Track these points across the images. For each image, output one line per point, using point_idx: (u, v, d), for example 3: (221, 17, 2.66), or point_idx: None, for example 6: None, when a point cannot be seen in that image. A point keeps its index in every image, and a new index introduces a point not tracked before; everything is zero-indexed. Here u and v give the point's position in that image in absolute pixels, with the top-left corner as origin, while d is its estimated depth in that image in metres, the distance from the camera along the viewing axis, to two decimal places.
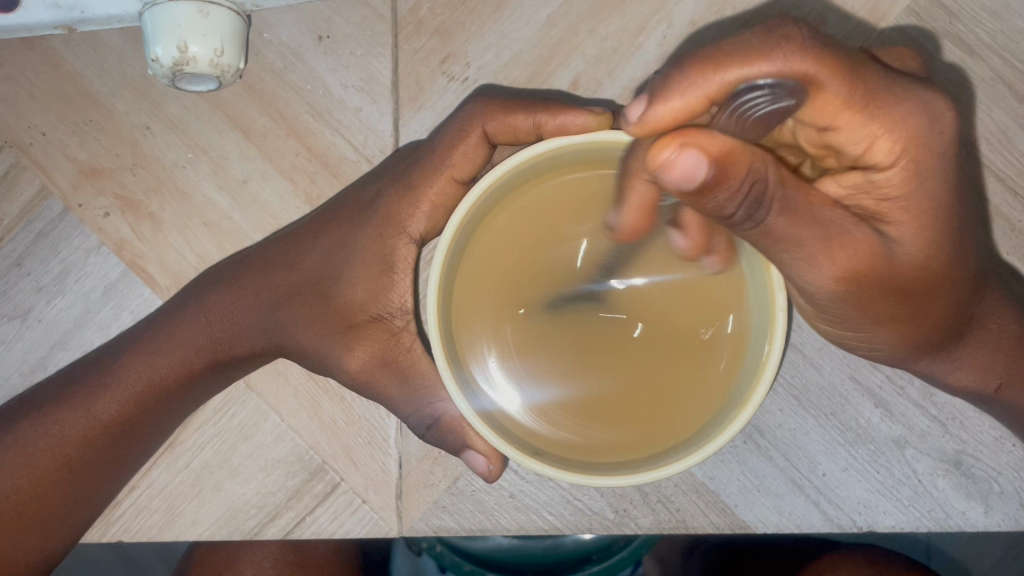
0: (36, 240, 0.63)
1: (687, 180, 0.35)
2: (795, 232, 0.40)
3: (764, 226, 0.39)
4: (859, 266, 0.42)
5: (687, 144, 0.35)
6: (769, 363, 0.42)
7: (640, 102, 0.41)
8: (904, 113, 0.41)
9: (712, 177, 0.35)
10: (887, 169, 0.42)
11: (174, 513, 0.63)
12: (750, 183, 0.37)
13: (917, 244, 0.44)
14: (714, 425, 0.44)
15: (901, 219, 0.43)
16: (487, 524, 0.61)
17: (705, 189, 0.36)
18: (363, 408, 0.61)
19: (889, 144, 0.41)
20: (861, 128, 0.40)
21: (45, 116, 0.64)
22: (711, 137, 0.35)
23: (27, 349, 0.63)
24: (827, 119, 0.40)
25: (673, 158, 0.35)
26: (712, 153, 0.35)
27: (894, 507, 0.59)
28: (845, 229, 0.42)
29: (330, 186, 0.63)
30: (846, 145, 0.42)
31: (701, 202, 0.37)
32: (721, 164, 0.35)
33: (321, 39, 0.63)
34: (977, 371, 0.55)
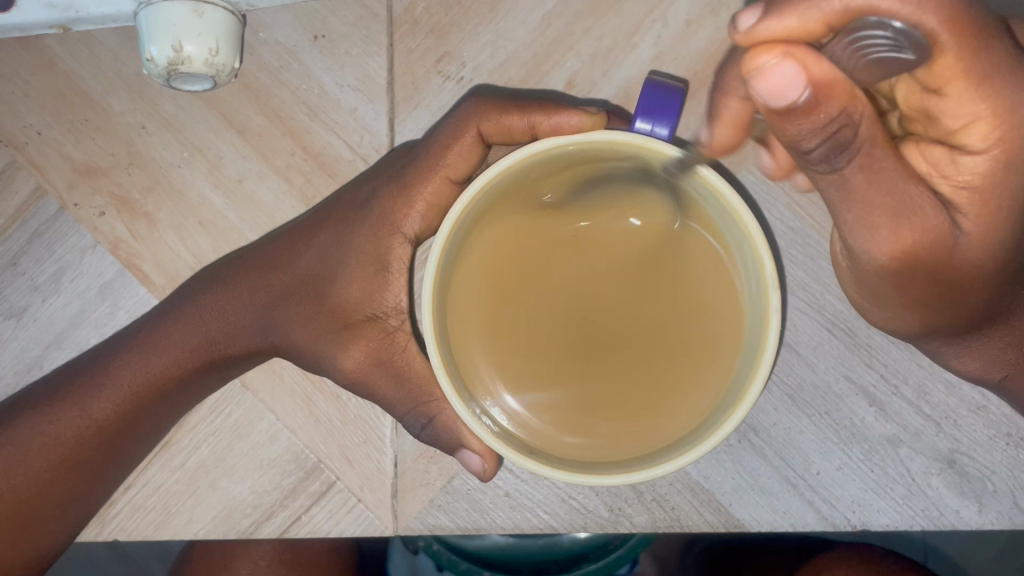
0: (31, 239, 0.63)
1: (779, 96, 0.34)
2: (868, 199, 0.41)
3: (838, 173, 0.39)
4: (917, 247, 0.43)
5: (789, 55, 0.34)
6: (763, 361, 0.43)
7: (753, 13, 0.40)
8: (1022, 99, 0.40)
9: (804, 99, 0.34)
10: (978, 153, 0.42)
11: (170, 512, 0.63)
12: (836, 125, 0.36)
13: (978, 235, 0.44)
14: (709, 424, 0.45)
15: (965, 207, 0.44)
16: (482, 523, 0.61)
17: (790, 114, 0.35)
18: (357, 407, 0.62)
19: (986, 129, 0.41)
20: (967, 104, 0.41)
21: (40, 115, 0.64)
22: (816, 59, 0.34)
23: (23, 348, 0.63)
24: (937, 83, 0.40)
25: (770, 64, 0.34)
26: (813, 74, 0.34)
27: (888, 506, 0.59)
28: (920, 207, 0.42)
29: (325, 186, 0.63)
30: (945, 116, 0.42)
31: (783, 127, 0.36)
32: (818, 88, 0.34)
33: (316, 39, 0.63)
34: (992, 361, 0.56)
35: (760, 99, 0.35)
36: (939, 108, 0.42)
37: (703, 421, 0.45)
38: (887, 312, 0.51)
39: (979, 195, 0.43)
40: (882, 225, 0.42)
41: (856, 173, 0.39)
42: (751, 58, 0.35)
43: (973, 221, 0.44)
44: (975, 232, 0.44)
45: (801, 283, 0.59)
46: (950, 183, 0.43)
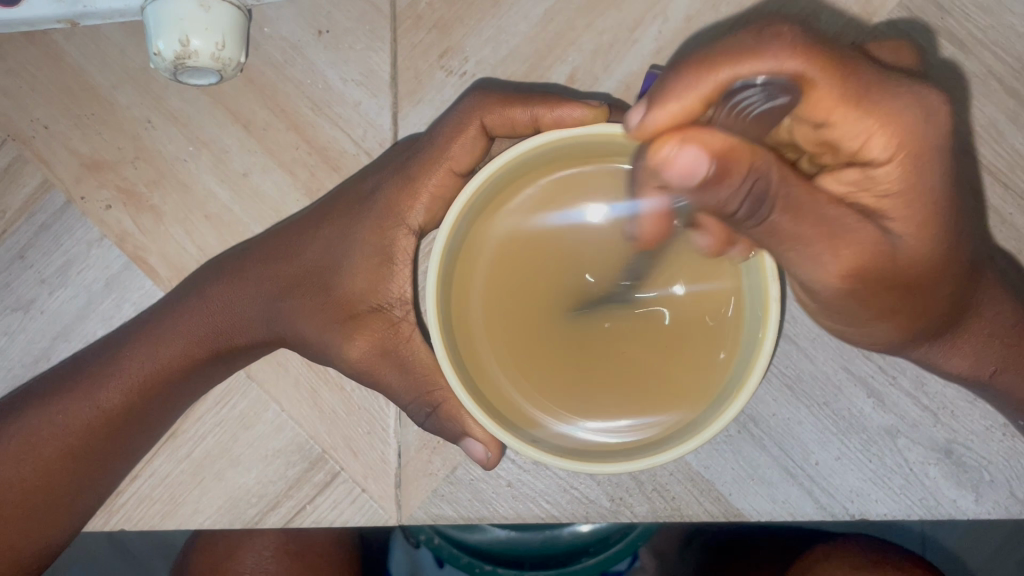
0: (38, 232, 0.64)
1: (688, 177, 0.37)
2: (798, 233, 0.40)
3: (769, 224, 0.40)
4: (864, 262, 0.43)
5: (685, 142, 0.37)
6: (763, 351, 0.43)
7: (640, 108, 0.42)
8: (902, 106, 0.42)
9: (712, 173, 0.37)
10: (884, 164, 0.43)
11: (176, 502, 0.64)
12: (750, 183, 0.37)
13: (915, 240, 0.45)
14: (709, 414, 0.45)
15: (901, 215, 0.44)
16: (485, 513, 0.62)
17: (707, 187, 0.37)
18: (361, 398, 0.62)
19: (885, 139, 0.42)
20: (854, 126, 0.42)
21: (47, 109, 0.64)
22: (711, 133, 0.37)
23: (30, 340, 0.64)
24: (821, 115, 0.42)
25: (672, 155, 0.37)
26: (712, 148, 0.36)
27: (886, 495, 0.60)
28: (850, 228, 0.42)
29: (329, 179, 0.63)
30: (842, 141, 0.43)
31: (706, 201, 0.38)
32: (722, 160, 0.36)
33: (320, 34, 0.64)
34: (969, 359, 0.57)
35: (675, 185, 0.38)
36: (835, 138, 0.43)
37: (705, 412, 0.46)
38: (859, 327, 0.51)
39: (902, 202, 0.44)
40: (824, 250, 0.41)
41: (783, 218, 0.40)
42: (655, 154, 0.38)
43: (905, 224, 0.44)
44: (910, 235, 0.45)
45: None
46: (874, 195, 0.44)
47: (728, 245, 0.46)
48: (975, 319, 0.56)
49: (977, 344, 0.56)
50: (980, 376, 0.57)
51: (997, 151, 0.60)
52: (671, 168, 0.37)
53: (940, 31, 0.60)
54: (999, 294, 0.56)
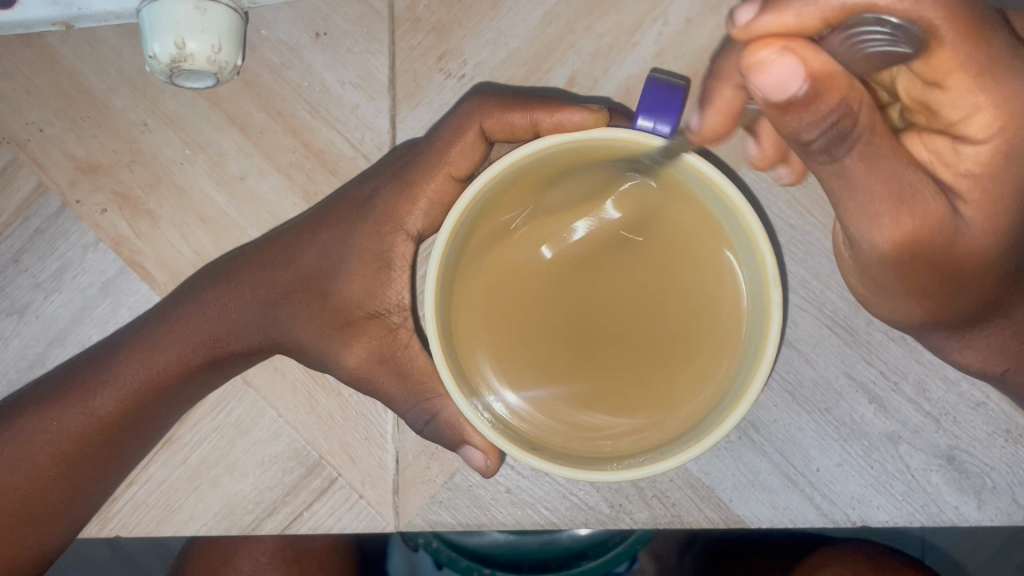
0: (33, 236, 0.63)
1: (778, 89, 0.34)
2: (868, 187, 0.40)
3: (838, 161, 0.39)
4: (918, 236, 0.43)
5: (789, 51, 0.34)
6: (764, 358, 0.43)
7: (751, 6, 0.42)
8: (1018, 89, 0.42)
9: (803, 91, 0.34)
10: (980, 143, 0.44)
11: (172, 508, 0.63)
12: (837, 116, 0.36)
13: (981, 228, 0.45)
14: (709, 422, 0.45)
15: (974, 199, 0.44)
16: (483, 519, 0.61)
17: (791, 106, 0.35)
18: (358, 403, 0.62)
19: (986, 120, 0.43)
20: (967, 96, 0.43)
21: (43, 112, 0.64)
22: (815, 54, 0.34)
23: (25, 345, 0.64)
24: (935, 74, 0.43)
25: (770, 60, 0.34)
26: (813, 69, 0.34)
27: (888, 502, 0.60)
28: (922, 197, 0.42)
29: (327, 183, 0.63)
30: (946, 108, 0.44)
31: (785, 119, 0.36)
32: (817, 84, 0.34)
33: (317, 37, 0.63)
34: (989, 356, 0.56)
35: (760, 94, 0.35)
36: (940, 101, 0.44)
37: (705, 419, 0.46)
38: (888, 304, 0.51)
39: (979, 186, 0.44)
40: (884, 212, 0.41)
41: (855, 163, 0.39)
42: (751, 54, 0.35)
43: (975, 209, 0.44)
44: (977, 221, 0.44)
45: (802, 280, 0.59)
46: (953, 171, 0.44)
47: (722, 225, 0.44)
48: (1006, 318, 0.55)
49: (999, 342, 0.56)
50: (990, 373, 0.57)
51: None
52: (761, 68, 0.34)
53: None
54: None
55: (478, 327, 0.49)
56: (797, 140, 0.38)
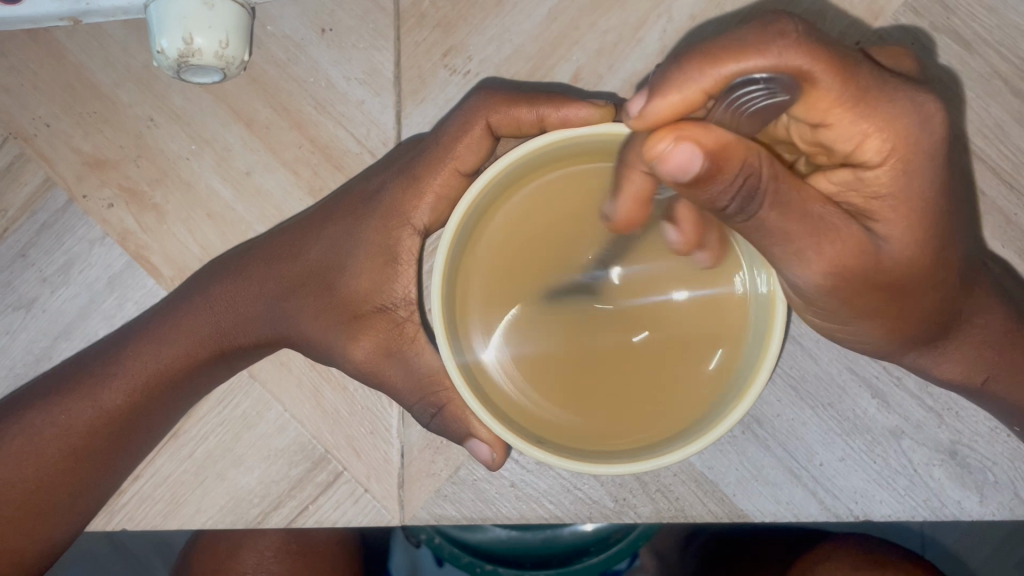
0: (40, 231, 0.64)
1: (683, 172, 0.36)
2: (781, 228, 0.40)
3: (756, 219, 0.39)
4: (844, 260, 0.42)
5: (681, 136, 0.36)
6: (769, 350, 0.43)
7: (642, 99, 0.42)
8: (896, 112, 0.42)
9: (705, 170, 0.36)
10: (877, 168, 0.43)
11: (178, 502, 0.63)
12: (742, 179, 0.37)
13: (901, 243, 0.44)
14: (711, 417, 0.45)
15: (890, 218, 0.44)
16: (488, 513, 0.62)
17: (698, 183, 0.36)
18: (364, 398, 0.62)
19: (880, 143, 0.42)
20: (851, 128, 0.41)
21: (49, 107, 0.64)
22: (705, 130, 0.36)
23: (32, 339, 0.64)
24: (819, 116, 0.41)
25: (669, 149, 0.35)
26: (706, 146, 0.36)
27: (890, 496, 0.60)
28: (835, 224, 0.42)
29: (332, 178, 0.63)
30: (835, 143, 0.42)
31: (695, 194, 0.38)
32: (716, 157, 0.36)
33: (323, 32, 0.63)
34: (963, 365, 0.56)
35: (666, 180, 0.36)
36: (829, 138, 0.43)
37: (708, 413, 0.46)
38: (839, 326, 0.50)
39: (891, 205, 0.44)
40: (805, 247, 0.41)
41: (770, 213, 0.39)
42: (649, 146, 0.36)
43: (890, 227, 0.44)
44: (896, 238, 0.44)
45: None
46: (863, 197, 0.44)
47: (697, 245, 0.47)
48: (970, 327, 0.55)
49: (969, 354, 0.56)
50: (969, 382, 0.57)
51: (1003, 151, 0.60)
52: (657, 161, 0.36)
53: (945, 32, 0.60)
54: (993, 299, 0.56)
55: (480, 322, 0.50)
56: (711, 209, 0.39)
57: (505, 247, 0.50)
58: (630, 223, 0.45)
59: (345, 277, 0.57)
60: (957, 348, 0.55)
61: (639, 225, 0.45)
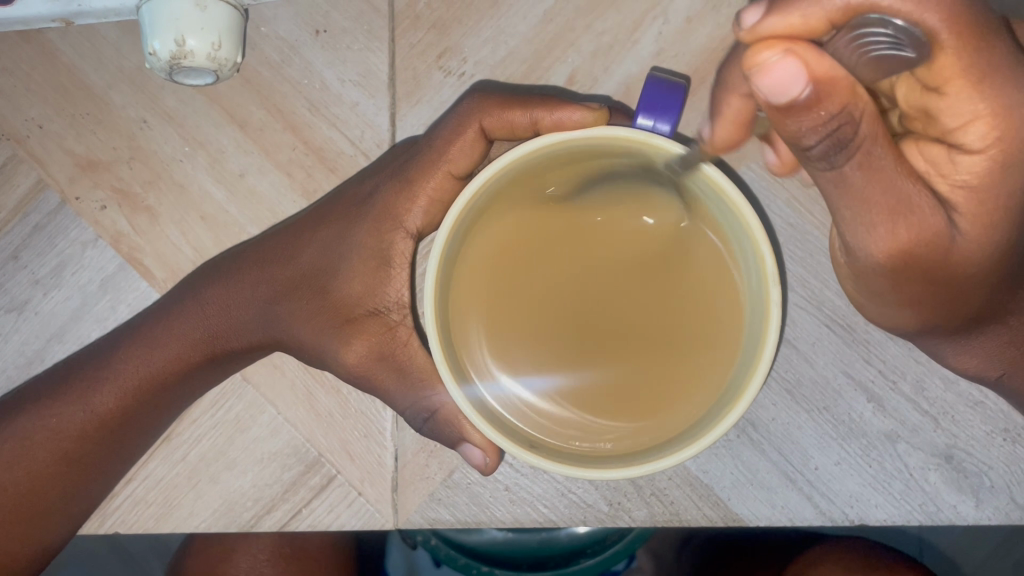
0: (32, 233, 0.63)
1: (782, 91, 0.34)
2: (864, 197, 0.40)
3: (839, 171, 0.39)
4: (913, 246, 0.43)
5: (791, 53, 0.33)
6: (764, 355, 0.43)
7: (759, 11, 0.40)
8: (1020, 99, 0.40)
9: (805, 95, 0.34)
10: (975, 154, 0.42)
11: (171, 505, 0.63)
12: (835, 122, 0.35)
13: (974, 236, 0.44)
14: (706, 421, 0.45)
15: (968, 210, 0.43)
16: (482, 517, 0.61)
17: (792, 108, 0.34)
18: (357, 401, 0.62)
19: (986, 129, 0.41)
20: (966, 102, 0.40)
21: (42, 108, 0.64)
22: (817, 56, 0.34)
23: (24, 342, 0.64)
24: (938, 81, 0.40)
25: (773, 60, 0.33)
26: (813, 72, 0.34)
27: (886, 500, 0.60)
28: (918, 208, 0.42)
29: (327, 180, 0.63)
30: (942, 115, 0.41)
31: (784, 123, 0.36)
32: (818, 85, 0.34)
33: (318, 34, 0.63)
34: (981, 358, 0.56)
35: (762, 96, 0.34)
36: (938, 108, 0.41)
37: (701, 420, 0.46)
38: (881, 307, 0.51)
39: (976, 197, 0.43)
40: (879, 223, 0.42)
41: (853, 170, 0.39)
42: (753, 54, 0.34)
43: (970, 222, 0.43)
44: (971, 232, 0.44)
45: (801, 279, 0.59)
46: (949, 183, 0.43)
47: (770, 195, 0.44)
48: (1003, 324, 0.55)
49: (995, 348, 0.56)
50: (985, 377, 0.57)
51: None
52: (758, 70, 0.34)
53: None
54: None
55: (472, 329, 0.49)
56: (798, 146, 0.37)
57: (499, 250, 0.49)
58: (725, 138, 0.41)
59: (337, 280, 0.57)
60: (984, 341, 0.56)
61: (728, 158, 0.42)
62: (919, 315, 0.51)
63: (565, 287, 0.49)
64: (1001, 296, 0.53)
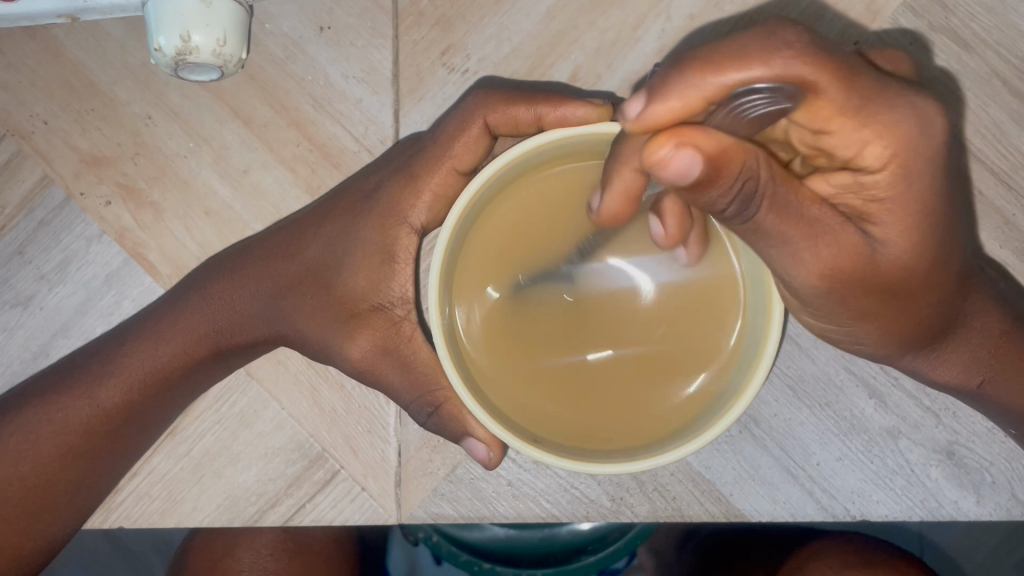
0: (37, 228, 0.63)
1: (682, 175, 0.35)
2: (780, 232, 0.40)
3: (754, 222, 0.39)
4: (840, 263, 0.42)
5: (682, 140, 0.35)
6: (766, 351, 0.43)
7: (639, 99, 0.40)
8: (898, 118, 0.41)
9: (704, 174, 0.35)
10: (876, 173, 0.42)
11: (175, 499, 0.63)
12: (741, 184, 0.37)
13: (896, 246, 0.44)
14: (709, 416, 0.45)
15: (885, 220, 0.43)
16: (485, 512, 0.62)
17: (697, 185, 0.36)
18: (361, 396, 0.62)
19: (880, 149, 0.41)
20: (851, 134, 0.40)
21: (47, 104, 0.64)
22: (707, 136, 0.35)
23: (29, 337, 0.64)
24: (820, 121, 0.40)
25: (668, 155, 0.35)
26: (707, 152, 0.35)
27: (888, 496, 0.60)
28: (832, 229, 0.41)
29: (330, 176, 0.63)
30: (838, 149, 0.41)
31: (694, 196, 0.37)
32: (716, 162, 0.35)
33: (321, 31, 0.63)
34: (961, 367, 0.56)
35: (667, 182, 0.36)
36: (831, 145, 0.42)
37: (704, 417, 0.46)
38: (835, 328, 0.50)
39: (887, 209, 0.43)
40: (803, 250, 0.41)
41: (768, 216, 0.39)
42: (649, 150, 0.35)
43: (887, 230, 0.43)
44: (891, 243, 0.44)
45: None
46: (862, 199, 0.43)
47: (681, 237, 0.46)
48: (965, 331, 0.55)
49: (970, 356, 0.56)
50: (968, 385, 0.57)
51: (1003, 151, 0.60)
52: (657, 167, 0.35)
53: (944, 32, 0.60)
54: (992, 304, 0.55)
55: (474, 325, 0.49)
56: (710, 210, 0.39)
57: (502, 247, 0.50)
58: (615, 217, 0.45)
59: (340, 275, 0.57)
60: (956, 350, 0.56)
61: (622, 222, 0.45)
62: (876, 328, 0.49)
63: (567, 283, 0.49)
64: (954, 304, 0.52)
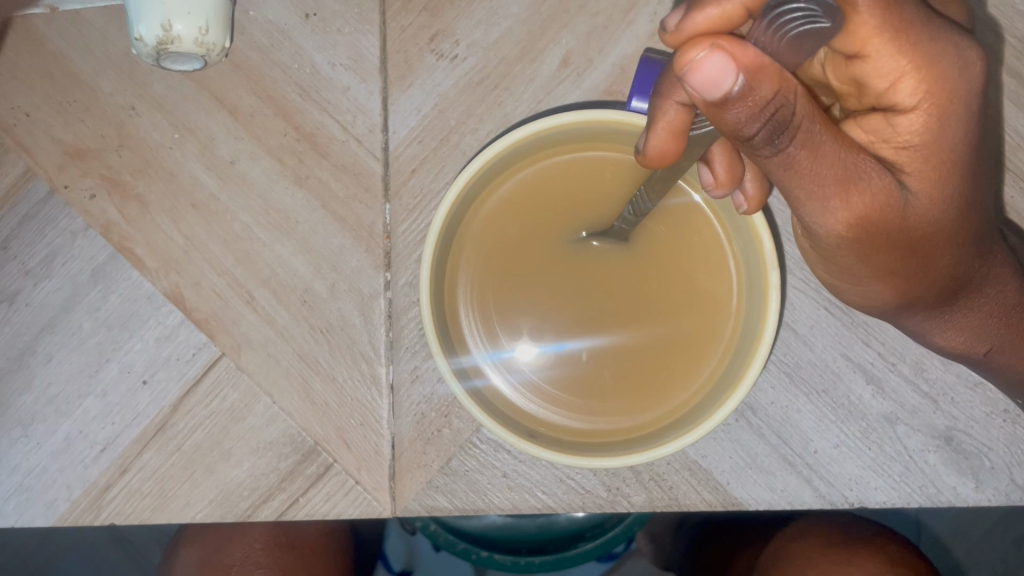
0: (21, 223, 0.62)
1: (714, 83, 0.37)
2: (815, 171, 0.43)
3: (784, 153, 0.42)
4: (870, 212, 0.46)
5: (716, 48, 0.36)
6: (764, 342, 0.48)
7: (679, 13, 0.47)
8: (937, 53, 0.45)
9: (737, 85, 0.37)
10: (910, 111, 0.46)
11: (166, 495, 0.62)
12: (774, 107, 0.38)
13: (927, 195, 0.48)
14: (709, 408, 0.50)
15: (918, 173, 0.47)
16: (480, 504, 0.61)
17: (727, 100, 0.38)
18: (353, 388, 0.61)
19: (914, 84, 0.45)
20: (889, 61, 0.44)
21: (29, 96, 0.63)
22: (744, 47, 0.36)
23: (14, 333, 0.62)
24: (857, 45, 0.44)
25: (701, 58, 0.37)
26: (741, 63, 0.36)
27: (886, 482, 0.59)
28: (867, 176, 0.45)
29: (318, 165, 0.62)
30: (872, 78, 0.45)
31: (723, 116, 0.39)
32: (751, 75, 0.37)
33: (307, 17, 0.62)
34: (966, 334, 0.58)
35: (697, 90, 0.38)
36: (868, 73, 0.45)
37: (704, 406, 0.51)
38: (852, 287, 0.53)
39: (920, 156, 0.47)
40: (833, 196, 0.45)
41: (800, 150, 0.42)
42: (684, 54, 0.38)
43: (919, 179, 0.47)
44: (923, 191, 0.47)
45: (799, 261, 0.59)
46: (892, 146, 0.47)
47: (735, 182, 0.50)
48: (982, 297, 0.58)
49: (975, 323, 0.58)
50: (974, 354, 0.58)
51: (999, 129, 0.60)
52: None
53: None
54: (1011, 272, 0.58)
55: (477, 330, 0.56)
56: (738, 136, 0.41)
57: (504, 250, 0.56)
58: (661, 161, 0.47)
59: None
60: (961, 314, 0.58)
61: (669, 165, 0.47)
62: (893, 288, 0.53)
63: (567, 287, 0.55)
64: (973, 264, 0.55)
